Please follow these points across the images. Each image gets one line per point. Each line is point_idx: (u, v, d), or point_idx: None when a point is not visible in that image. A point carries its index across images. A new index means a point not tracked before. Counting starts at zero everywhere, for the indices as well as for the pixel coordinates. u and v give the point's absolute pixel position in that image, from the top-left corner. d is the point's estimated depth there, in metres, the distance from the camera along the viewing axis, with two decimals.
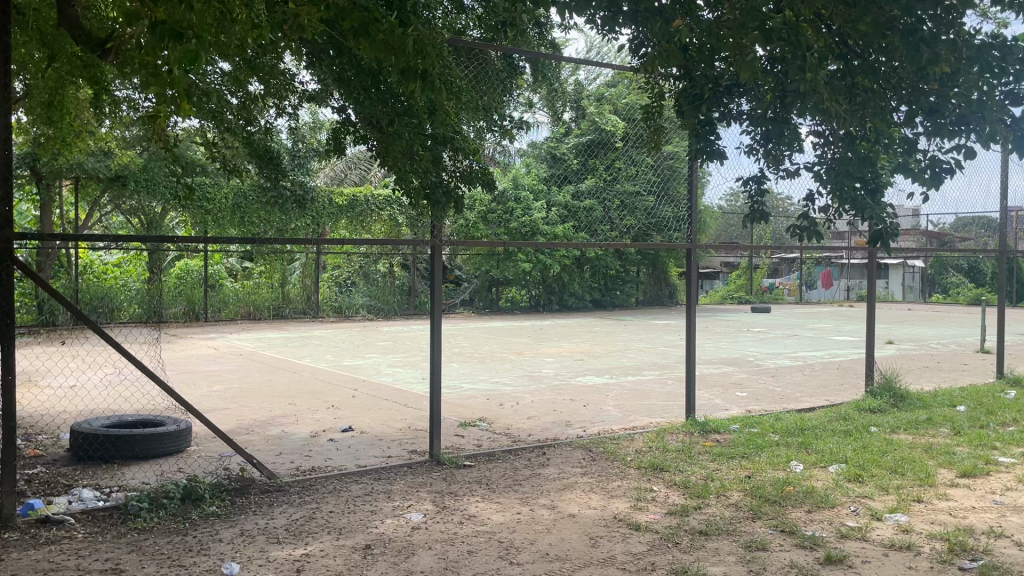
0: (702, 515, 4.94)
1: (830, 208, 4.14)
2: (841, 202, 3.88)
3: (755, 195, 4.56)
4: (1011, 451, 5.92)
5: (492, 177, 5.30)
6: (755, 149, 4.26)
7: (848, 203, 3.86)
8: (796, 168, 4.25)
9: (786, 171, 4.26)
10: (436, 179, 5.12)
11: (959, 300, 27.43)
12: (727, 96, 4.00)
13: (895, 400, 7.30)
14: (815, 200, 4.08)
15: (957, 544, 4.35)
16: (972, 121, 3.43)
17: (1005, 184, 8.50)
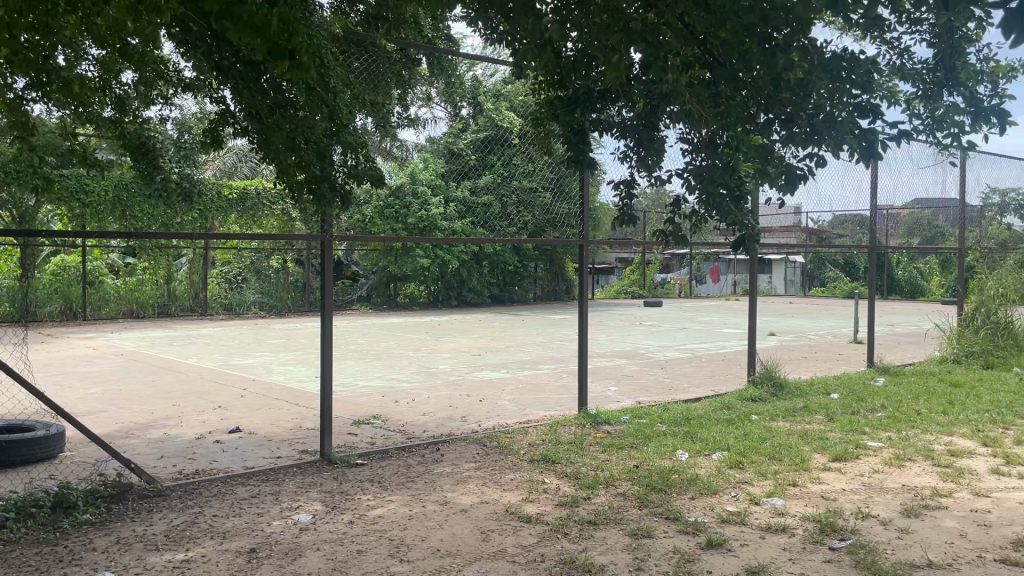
0: (591, 505, 5.04)
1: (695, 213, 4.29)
2: (706, 206, 4.04)
3: (627, 203, 4.65)
4: (879, 435, 6.30)
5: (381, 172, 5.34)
6: (628, 155, 4.34)
7: (713, 209, 4.06)
8: (667, 173, 4.37)
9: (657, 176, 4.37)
10: (323, 172, 5.09)
11: (835, 292, 28.99)
12: (599, 102, 4.07)
13: (775, 389, 7.63)
14: (682, 204, 4.21)
15: (827, 525, 4.58)
16: (824, 131, 3.54)
17: (876, 182, 8.95)
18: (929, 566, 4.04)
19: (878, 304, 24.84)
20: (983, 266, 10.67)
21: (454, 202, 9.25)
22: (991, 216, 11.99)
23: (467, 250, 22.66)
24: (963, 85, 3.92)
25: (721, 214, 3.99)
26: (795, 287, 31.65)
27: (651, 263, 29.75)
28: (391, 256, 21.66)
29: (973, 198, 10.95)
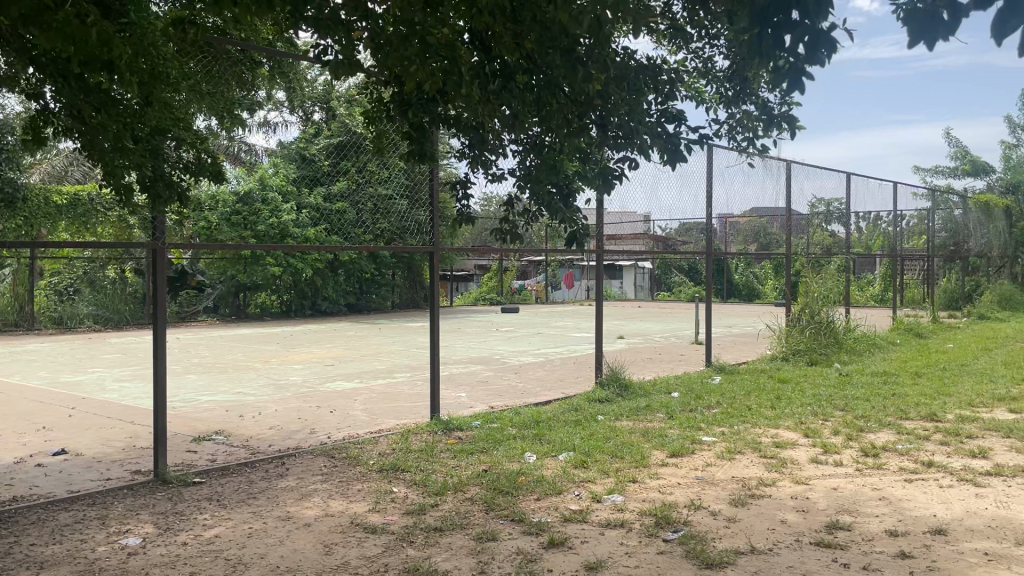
0: (438, 511, 5.05)
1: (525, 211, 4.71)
2: (539, 203, 4.47)
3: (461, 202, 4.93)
4: (713, 431, 6.65)
5: (222, 169, 5.22)
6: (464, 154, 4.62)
7: (543, 204, 4.43)
8: (502, 171, 4.70)
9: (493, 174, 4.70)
10: (156, 171, 4.86)
11: (680, 297, 30.51)
12: (433, 104, 4.07)
13: (620, 390, 7.92)
14: (515, 203, 4.60)
15: (662, 518, 4.80)
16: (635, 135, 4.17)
17: (710, 191, 9.45)
18: (751, 552, 4.30)
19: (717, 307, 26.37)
20: (807, 270, 11.53)
21: (304, 209, 8.96)
22: (817, 223, 12.95)
23: (321, 259, 22.20)
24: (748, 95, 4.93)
25: (551, 211, 4.45)
26: (645, 293, 33.07)
27: (508, 269, 30.24)
28: (240, 264, 20.89)
29: (799, 206, 11.80)
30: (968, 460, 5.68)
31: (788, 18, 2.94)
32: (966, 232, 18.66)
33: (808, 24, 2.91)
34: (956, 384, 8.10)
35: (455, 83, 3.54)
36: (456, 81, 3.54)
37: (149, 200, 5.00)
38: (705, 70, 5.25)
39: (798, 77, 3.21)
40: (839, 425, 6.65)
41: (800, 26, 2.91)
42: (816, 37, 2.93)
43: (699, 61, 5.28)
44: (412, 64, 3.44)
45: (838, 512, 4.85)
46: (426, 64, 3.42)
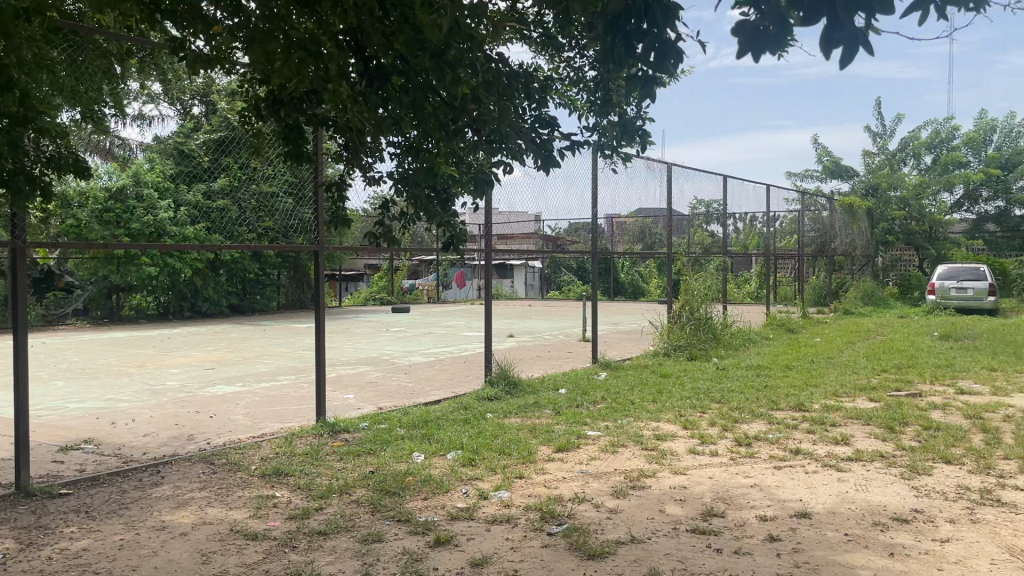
0: (322, 515, 4.96)
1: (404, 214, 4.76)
2: (415, 206, 4.55)
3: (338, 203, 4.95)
4: (598, 425, 6.82)
5: (87, 163, 4.95)
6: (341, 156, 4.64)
7: (420, 208, 4.52)
8: (379, 174, 4.75)
9: (370, 176, 4.74)
10: (16, 166, 4.55)
11: (569, 295, 31.11)
12: (306, 103, 4.02)
13: (509, 388, 8.00)
14: (392, 206, 4.67)
15: (546, 512, 4.88)
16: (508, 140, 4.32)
17: (597, 192, 9.69)
18: (631, 541, 4.43)
19: (602, 305, 27.03)
20: (687, 268, 11.98)
21: (182, 206, 8.58)
22: (697, 223, 13.48)
23: (201, 258, 21.40)
24: (615, 106, 5.14)
25: (428, 214, 4.54)
26: (535, 291, 33.55)
27: (398, 269, 30.03)
28: (112, 264, 19.85)
29: (680, 207, 12.24)
30: (831, 447, 6.04)
31: (637, 27, 3.02)
32: (832, 233, 19.85)
33: (657, 32, 3.00)
34: (822, 375, 8.60)
35: (323, 82, 3.54)
36: (324, 78, 3.52)
37: (7, 195, 4.68)
38: (577, 78, 5.41)
39: (649, 85, 3.30)
40: (716, 417, 6.95)
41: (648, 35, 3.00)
42: (665, 46, 3.01)
43: (571, 69, 5.42)
44: (278, 60, 3.40)
45: (713, 500, 5.06)
46: (293, 61, 3.40)
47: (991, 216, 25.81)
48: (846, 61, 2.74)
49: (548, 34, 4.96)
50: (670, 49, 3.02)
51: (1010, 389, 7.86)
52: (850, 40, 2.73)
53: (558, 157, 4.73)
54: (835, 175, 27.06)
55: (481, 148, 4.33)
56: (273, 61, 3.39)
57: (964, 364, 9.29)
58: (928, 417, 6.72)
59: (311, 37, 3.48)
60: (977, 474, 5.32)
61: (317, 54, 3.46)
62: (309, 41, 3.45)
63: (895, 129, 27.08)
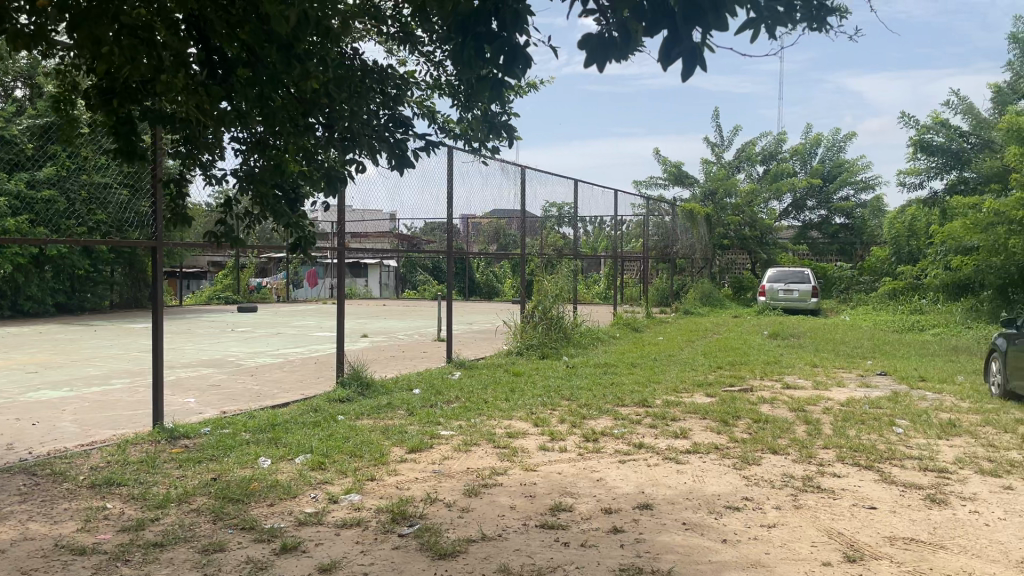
0: (159, 526, 4.69)
1: (250, 214, 4.60)
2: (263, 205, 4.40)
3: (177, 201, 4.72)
4: (451, 425, 6.84)
5: None
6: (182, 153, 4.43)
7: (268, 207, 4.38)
8: (225, 171, 4.57)
9: (215, 174, 4.56)
10: None
11: (425, 295, 31.02)
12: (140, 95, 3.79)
13: (361, 389, 7.88)
14: (235, 204, 4.52)
15: (398, 514, 4.84)
16: (362, 139, 4.27)
17: (453, 190, 9.67)
18: (482, 539, 4.48)
19: (457, 305, 27.11)
20: (539, 269, 12.23)
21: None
22: (551, 225, 13.75)
23: (23, 253, 19.67)
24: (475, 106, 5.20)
25: (276, 214, 4.40)
26: (389, 291, 33.25)
27: (245, 266, 28.90)
28: None
29: (534, 208, 12.45)
30: (671, 441, 6.35)
31: (487, 30, 3.04)
32: (675, 236, 20.86)
33: (507, 37, 3.05)
34: (664, 372, 9.03)
35: (159, 72, 3.36)
36: (159, 67, 3.35)
37: None
38: (435, 78, 5.42)
39: (498, 88, 3.34)
40: (565, 414, 7.14)
41: (498, 39, 3.04)
42: (514, 51, 3.06)
43: (430, 68, 5.41)
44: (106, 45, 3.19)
45: (561, 495, 5.19)
46: (125, 48, 3.23)
47: (815, 224, 27.98)
48: (685, 73, 2.90)
49: (404, 31, 4.93)
50: (519, 53, 3.06)
51: (828, 383, 8.58)
52: (687, 53, 2.89)
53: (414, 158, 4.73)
54: (678, 181, 28.45)
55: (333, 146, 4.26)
56: (101, 47, 3.18)
57: (789, 361, 10.03)
58: (758, 411, 7.21)
59: (146, 23, 3.29)
60: (800, 463, 5.76)
61: (152, 41, 3.30)
62: (143, 27, 3.28)
63: (732, 140, 28.80)
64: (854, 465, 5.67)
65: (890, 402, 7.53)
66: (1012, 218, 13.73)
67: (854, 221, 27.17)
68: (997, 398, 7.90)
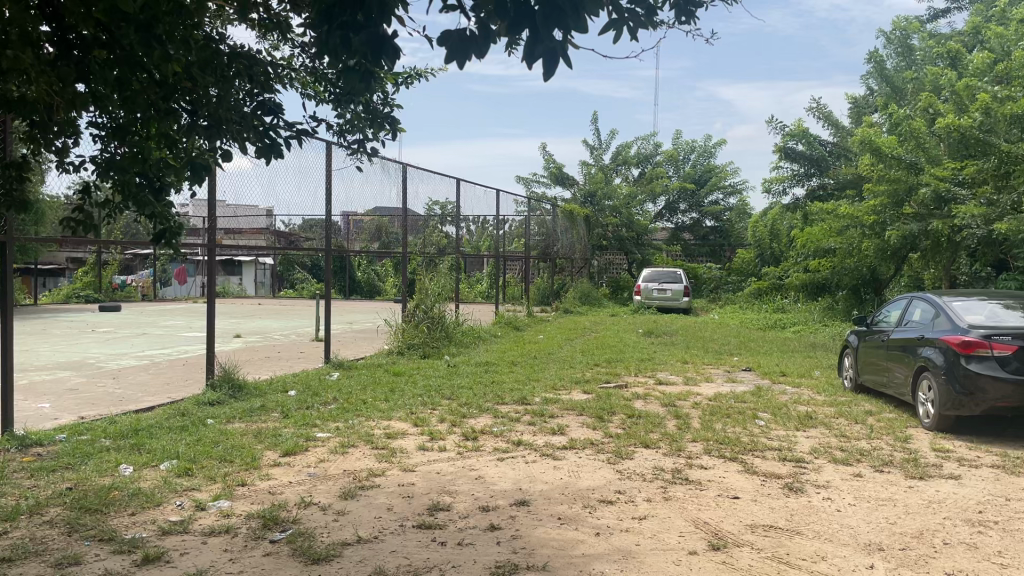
0: (6, 540, 4.36)
1: (108, 202, 4.36)
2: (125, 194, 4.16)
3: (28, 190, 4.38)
4: (327, 426, 6.70)
5: None
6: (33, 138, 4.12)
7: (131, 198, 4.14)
8: (81, 159, 4.29)
9: (72, 161, 4.27)
10: None
11: (302, 293, 30.30)
12: None
13: (233, 391, 7.61)
14: (93, 192, 4.24)
15: (270, 519, 4.69)
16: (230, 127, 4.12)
17: (332, 187, 9.47)
18: (357, 542, 4.40)
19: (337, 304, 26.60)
20: (421, 268, 12.16)
21: None
22: (433, 224, 13.69)
23: None
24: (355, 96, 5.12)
25: (138, 204, 4.13)
26: (265, 290, 32.28)
27: (109, 263, 27.34)
28: None
29: (416, 206, 12.36)
30: (549, 438, 6.46)
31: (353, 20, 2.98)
32: (555, 237, 21.21)
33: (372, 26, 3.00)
34: (543, 370, 9.17)
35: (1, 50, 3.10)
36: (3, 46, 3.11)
37: None
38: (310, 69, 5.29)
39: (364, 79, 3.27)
40: (445, 413, 7.14)
41: (362, 28, 2.99)
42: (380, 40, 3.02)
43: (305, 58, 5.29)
44: None
45: (438, 495, 5.18)
46: None
47: (687, 226, 29.11)
48: (546, 73, 2.94)
49: (275, 17, 4.78)
50: (386, 44, 3.01)
51: (698, 379, 8.95)
52: (549, 54, 2.94)
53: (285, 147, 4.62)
54: (559, 182, 28.94)
55: (196, 132, 4.10)
56: None
57: (662, 358, 10.41)
58: (631, 406, 7.44)
59: None
60: (670, 456, 5.97)
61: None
62: None
63: (610, 142, 29.55)
64: (720, 457, 5.94)
65: (753, 396, 7.93)
66: (863, 223, 14.75)
67: (722, 224, 28.45)
68: (849, 390, 8.47)
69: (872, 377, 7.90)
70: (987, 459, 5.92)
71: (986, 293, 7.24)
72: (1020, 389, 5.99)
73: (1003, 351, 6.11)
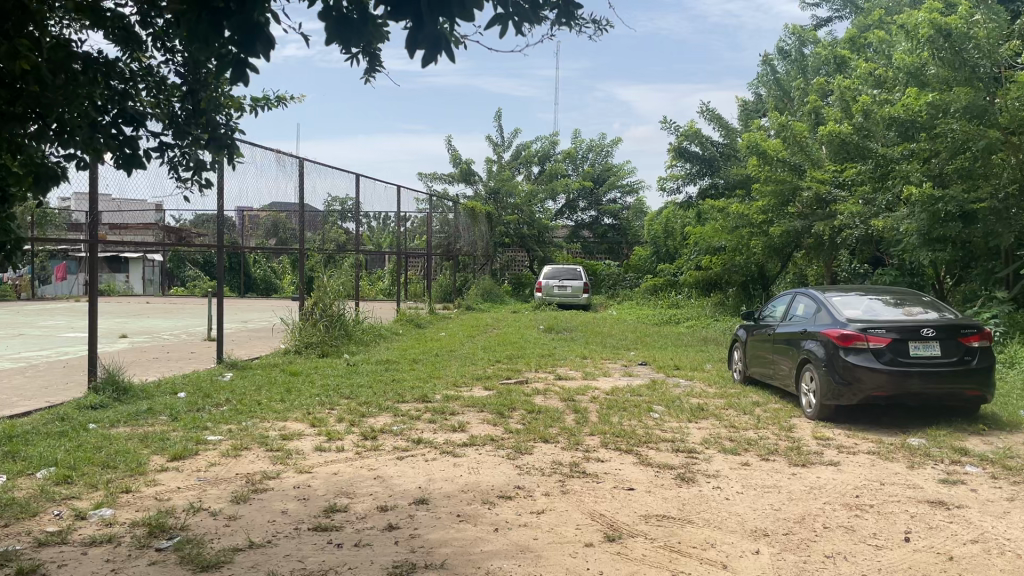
0: None
1: None
2: None
3: None
4: (219, 429, 6.49)
5: None
6: None
7: None
8: None
9: None
10: None
11: (194, 292, 29.23)
12: None
13: (117, 394, 7.27)
14: None
15: (156, 526, 4.51)
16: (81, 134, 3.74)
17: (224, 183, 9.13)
18: (249, 547, 4.28)
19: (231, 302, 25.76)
20: (319, 264, 11.93)
21: None
22: (332, 220, 13.45)
23: None
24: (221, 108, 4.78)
25: None
26: (155, 288, 31.01)
27: None
28: None
29: (314, 202, 12.10)
30: (449, 435, 6.45)
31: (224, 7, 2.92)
32: (457, 234, 21.17)
33: (244, 14, 2.94)
34: (444, 368, 9.15)
35: None
36: None
37: None
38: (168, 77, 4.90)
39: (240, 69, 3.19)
40: (343, 413, 7.03)
41: (234, 15, 2.93)
42: (254, 28, 2.97)
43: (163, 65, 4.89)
44: None
45: (335, 496, 5.11)
46: None
47: (586, 224, 29.55)
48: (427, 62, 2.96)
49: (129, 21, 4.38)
50: (259, 32, 2.98)
51: (596, 373, 9.13)
52: (431, 41, 2.93)
53: (145, 159, 4.32)
54: (462, 179, 28.91)
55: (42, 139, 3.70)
56: None
57: (561, 353, 10.56)
58: (531, 402, 7.51)
59: None
60: (568, 450, 6.07)
61: None
62: None
63: (512, 140, 29.70)
64: (616, 450, 6.07)
65: (649, 390, 8.15)
66: (752, 221, 15.36)
67: (620, 222, 29.05)
68: (738, 382, 8.81)
69: (759, 370, 8.24)
70: (864, 445, 6.27)
71: (861, 288, 7.64)
72: (893, 378, 6.37)
73: (878, 343, 6.48)
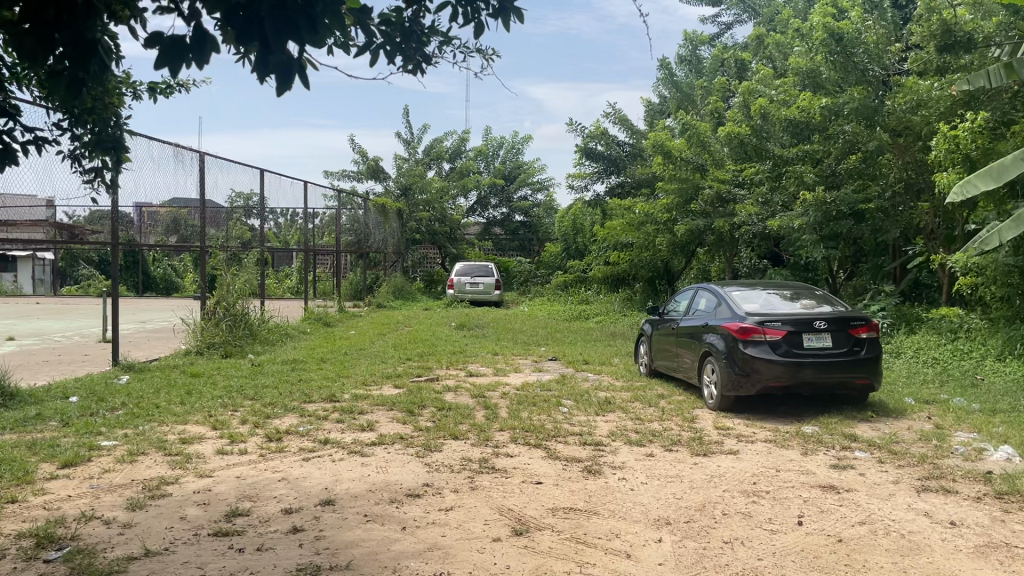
0: None
1: None
2: None
3: None
4: (114, 434, 6.23)
5: None
6: None
7: None
8: None
9: None
10: None
11: (89, 292, 28.02)
12: None
13: (3, 399, 6.89)
14: None
15: (44, 537, 4.30)
16: None
17: (119, 177, 8.76)
18: (145, 555, 4.13)
19: (129, 302, 24.78)
20: (222, 262, 11.60)
21: None
22: (236, 216, 13.10)
23: None
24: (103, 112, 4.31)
25: None
26: (45, 288, 29.57)
27: None
28: None
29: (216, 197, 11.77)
30: (357, 435, 6.38)
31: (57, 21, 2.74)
32: (367, 231, 20.92)
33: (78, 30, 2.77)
34: (353, 366, 9.03)
35: None
36: None
37: None
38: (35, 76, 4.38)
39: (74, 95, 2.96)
40: (247, 414, 6.86)
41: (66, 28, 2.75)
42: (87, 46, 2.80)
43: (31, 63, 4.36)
44: None
45: (238, 499, 4.98)
46: None
47: (497, 221, 29.60)
48: (281, 87, 2.86)
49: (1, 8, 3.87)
50: (92, 49, 2.81)
51: (507, 369, 9.19)
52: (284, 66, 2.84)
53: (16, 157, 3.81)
54: (371, 175, 28.55)
55: None
56: None
57: (472, 350, 10.59)
58: (441, 399, 7.50)
59: None
60: (478, 446, 6.08)
61: None
62: None
63: (422, 137, 29.50)
64: (525, 445, 6.12)
65: (558, 384, 8.25)
66: (657, 219, 15.71)
67: (531, 220, 29.25)
68: (645, 375, 9.01)
69: (664, 363, 8.45)
70: (762, 434, 6.51)
71: (759, 283, 7.93)
72: (788, 369, 6.64)
73: (774, 335, 6.73)
